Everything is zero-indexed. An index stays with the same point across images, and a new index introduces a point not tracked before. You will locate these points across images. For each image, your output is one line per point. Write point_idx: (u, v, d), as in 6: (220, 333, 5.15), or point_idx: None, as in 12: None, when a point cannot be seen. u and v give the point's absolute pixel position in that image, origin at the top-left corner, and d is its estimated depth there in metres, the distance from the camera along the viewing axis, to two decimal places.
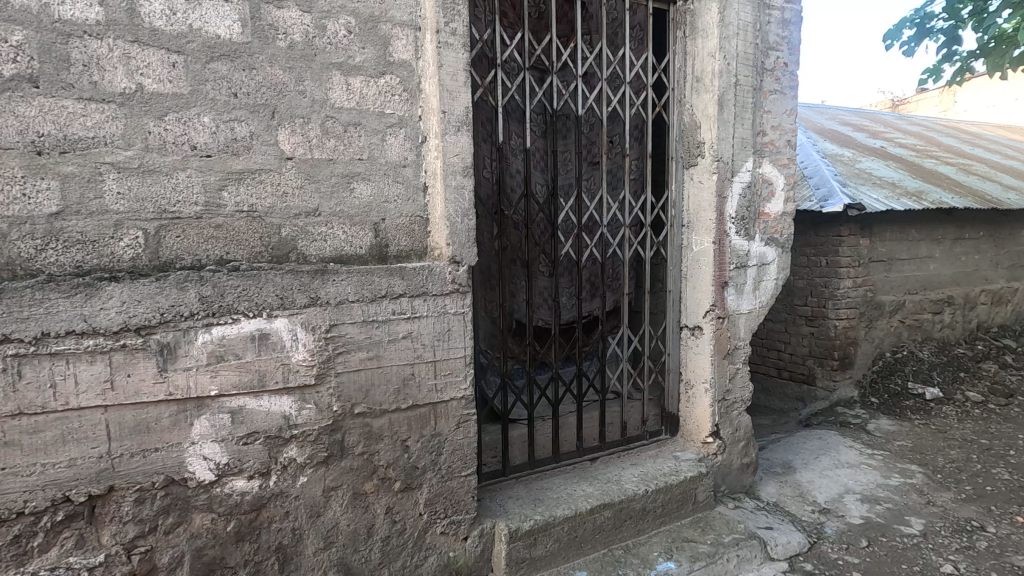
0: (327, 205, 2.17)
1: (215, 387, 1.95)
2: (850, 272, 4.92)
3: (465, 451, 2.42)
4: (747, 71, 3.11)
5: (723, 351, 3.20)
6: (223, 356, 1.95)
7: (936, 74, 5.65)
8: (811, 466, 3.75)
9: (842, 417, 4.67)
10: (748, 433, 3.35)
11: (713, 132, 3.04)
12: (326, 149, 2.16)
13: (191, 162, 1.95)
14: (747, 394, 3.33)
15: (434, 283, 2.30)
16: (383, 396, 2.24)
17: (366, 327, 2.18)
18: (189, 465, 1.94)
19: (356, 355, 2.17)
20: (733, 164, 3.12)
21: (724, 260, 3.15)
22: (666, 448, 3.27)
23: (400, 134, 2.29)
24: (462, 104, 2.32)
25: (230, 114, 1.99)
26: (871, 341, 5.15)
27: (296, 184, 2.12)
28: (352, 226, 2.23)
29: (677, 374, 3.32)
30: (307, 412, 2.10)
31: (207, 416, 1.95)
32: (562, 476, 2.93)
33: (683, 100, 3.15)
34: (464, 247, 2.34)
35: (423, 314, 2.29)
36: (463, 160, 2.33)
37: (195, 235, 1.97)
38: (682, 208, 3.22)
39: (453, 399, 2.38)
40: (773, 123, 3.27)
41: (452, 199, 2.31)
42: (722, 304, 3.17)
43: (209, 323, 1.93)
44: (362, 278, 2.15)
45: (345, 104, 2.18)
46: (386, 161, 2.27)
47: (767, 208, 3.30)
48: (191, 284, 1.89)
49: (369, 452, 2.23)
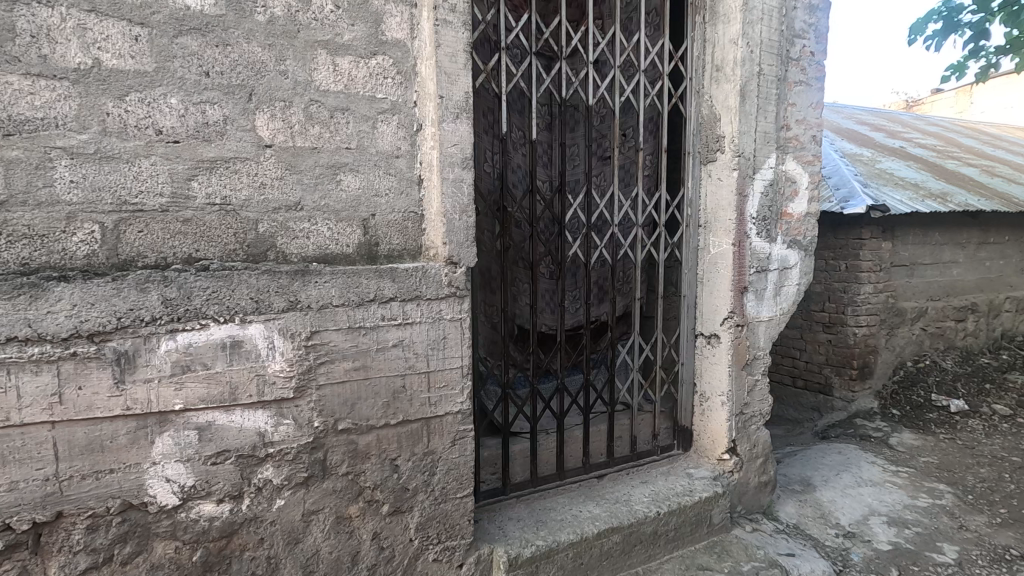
0: (310, 198, 1.96)
1: (179, 401, 1.74)
2: (871, 277, 4.68)
3: (461, 471, 2.21)
4: (772, 60, 2.88)
5: (742, 362, 2.97)
6: (188, 366, 1.74)
7: (960, 72, 5.39)
8: (832, 484, 3.52)
9: (862, 429, 4.42)
10: (767, 449, 3.12)
11: (734, 125, 2.82)
12: (309, 136, 1.95)
13: (156, 148, 1.74)
14: (767, 407, 3.11)
15: (429, 286, 2.08)
16: (370, 410, 2.02)
17: (351, 334, 1.96)
18: (149, 487, 1.73)
19: (340, 366, 1.95)
20: (754, 161, 2.89)
21: (744, 264, 2.92)
22: (678, 464, 3.06)
23: (393, 121, 2.08)
24: (462, 88, 2.10)
25: (201, 95, 1.78)
26: (891, 349, 4.91)
27: (276, 175, 1.91)
28: (338, 222, 2.02)
29: (691, 386, 3.11)
30: (284, 429, 1.89)
31: (170, 433, 1.74)
32: (566, 495, 2.72)
33: (700, 90, 2.93)
34: (462, 247, 2.13)
35: (416, 320, 2.07)
36: (462, 150, 2.11)
37: (159, 230, 1.76)
38: (698, 207, 3.00)
39: (449, 413, 2.16)
40: (798, 116, 3.04)
41: (449, 193, 2.10)
42: (741, 311, 2.95)
43: (174, 329, 1.72)
44: (348, 279, 1.94)
45: (331, 86, 1.97)
46: (377, 152, 2.06)
47: (790, 208, 3.07)
48: (153, 285, 1.68)
49: (354, 472, 2.02)
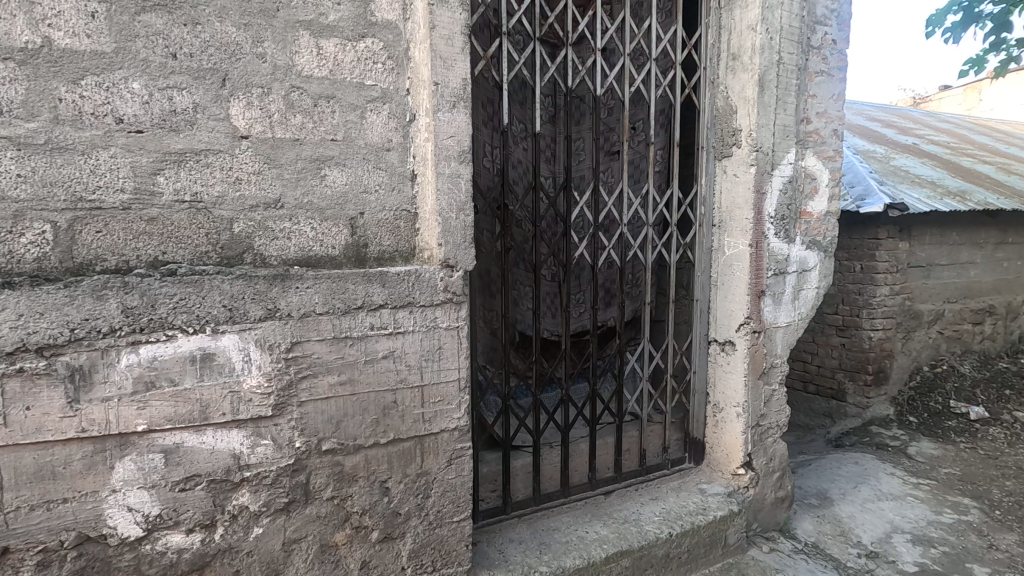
0: (291, 194, 1.78)
1: (142, 422, 1.56)
2: (887, 278, 4.49)
3: (458, 493, 2.02)
4: (792, 48, 2.69)
5: (758, 371, 2.79)
6: (152, 382, 1.56)
7: (979, 66, 5.20)
8: (850, 497, 3.34)
9: (878, 438, 4.24)
10: (784, 463, 2.95)
11: (751, 117, 2.63)
12: (290, 126, 1.77)
13: (116, 138, 1.55)
14: (784, 418, 2.93)
15: (423, 291, 1.90)
16: (357, 429, 1.83)
17: (337, 345, 1.78)
18: (108, 518, 1.55)
19: (324, 381, 1.77)
20: (773, 156, 2.71)
21: (762, 266, 2.73)
22: (690, 479, 2.88)
23: (383, 111, 1.90)
24: (459, 75, 1.91)
25: (167, 79, 1.60)
26: (907, 353, 4.72)
27: (253, 169, 1.72)
28: (323, 221, 1.83)
29: (703, 396, 2.93)
30: (262, 450, 1.71)
31: (132, 457, 1.56)
32: (572, 514, 2.54)
33: (715, 80, 2.75)
34: (459, 249, 1.95)
35: (408, 329, 1.89)
36: (458, 143, 1.93)
37: (121, 230, 1.58)
38: (712, 205, 2.81)
39: (444, 430, 1.98)
40: (819, 108, 2.85)
41: (445, 190, 1.92)
42: (759, 316, 2.76)
43: (135, 342, 1.53)
44: (333, 284, 1.76)
45: (314, 72, 1.79)
46: (366, 144, 1.88)
47: (809, 207, 2.89)
48: (112, 292, 1.50)
49: (341, 497, 1.83)
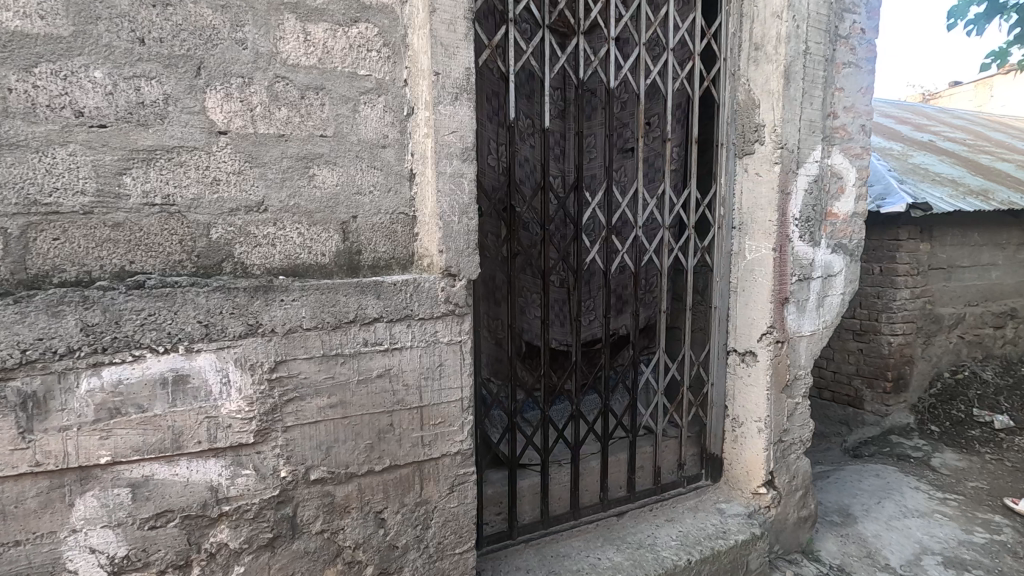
0: (276, 196, 1.60)
1: (106, 453, 1.38)
2: (907, 281, 4.31)
3: (461, 522, 1.85)
4: (819, 38, 2.50)
5: (781, 383, 2.62)
6: (118, 409, 1.39)
7: (1002, 58, 5.01)
8: (874, 514, 3.16)
9: (899, 448, 4.06)
10: (807, 481, 2.78)
11: (776, 112, 2.45)
12: (274, 120, 1.59)
13: (75, 133, 1.38)
14: (807, 433, 2.76)
15: (422, 303, 1.73)
16: (348, 455, 1.66)
17: (326, 364, 1.61)
18: (68, 562, 1.38)
19: (312, 404, 1.60)
20: (799, 153, 2.53)
21: (786, 271, 2.55)
22: (707, 498, 2.71)
23: (378, 104, 1.72)
24: (462, 64, 1.74)
25: (133, 67, 1.42)
26: (927, 359, 4.54)
27: (233, 168, 1.55)
28: (312, 226, 1.66)
29: (721, 410, 2.75)
30: (242, 482, 1.54)
31: (94, 493, 1.39)
32: (583, 539, 2.37)
33: (736, 72, 2.57)
34: (462, 255, 1.77)
35: (406, 345, 1.71)
36: (461, 138, 1.75)
37: (81, 237, 1.40)
38: (732, 206, 2.64)
39: (445, 455, 1.80)
40: (846, 102, 2.66)
41: (447, 191, 1.74)
42: (782, 325, 2.58)
43: (97, 364, 1.36)
44: (323, 296, 1.59)
45: (302, 60, 1.61)
46: (359, 140, 1.70)
47: (835, 207, 2.70)
48: (70, 307, 1.32)
49: (331, 530, 1.66)
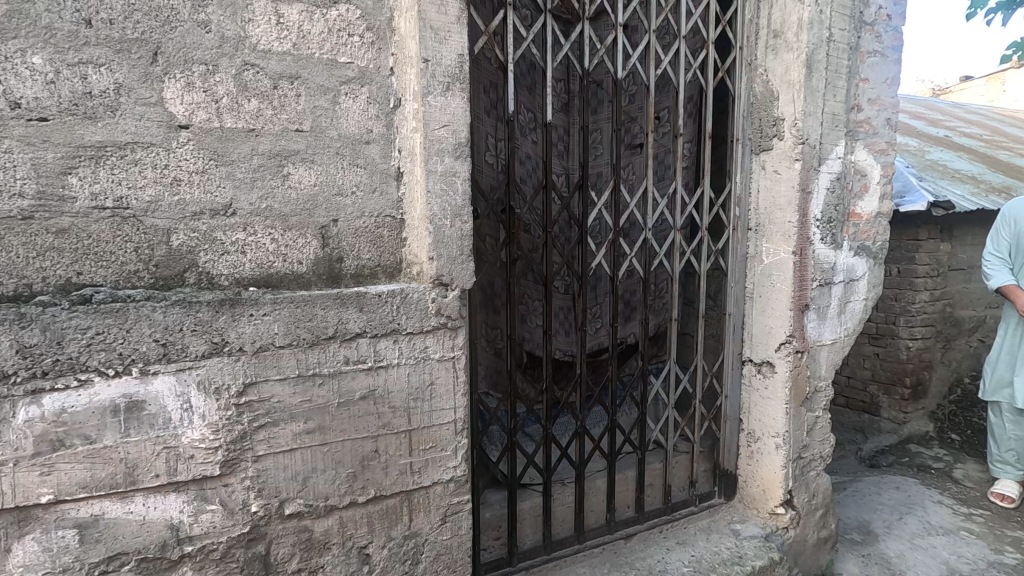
0: (246, 197, 1.44)
1: (49, 491, 1.22)
2: (926, 283, 4.13)
3: (455, 555, 1.68)
4: (843, 24, 2.32)
5: (801, 396, 2.44)
6: (61, 441, 1.22)
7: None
8: (896, 532, 2.98)
9: (919, 458, 3.89)
10: (827, 499, 2.61)
11: (797, 105, 2.27)
12: (243, 113, 1.42)
13: (11, 128, 1.21)
14: (828, 449, 2.58)
15: (409, 316, 1.55)
16: (327, 486, 1.49)
17: (302, 385, 1.44)
18: None
19: (286, 430, 1.43)
20: (821, 149, 2.35)
21: (807, 276, 2.37)
22: (720, 518, 2.54)
23: (361, 95, 1.55)
24: (454, 49, 1.56)
25: (79, 52, 1.25)
26: (946, 364, 4.36)
27: (196, 166, 1.38)
28: (287, 231, 1.49)
29: (735, 423, 2.58)
30: (208, 519, 1.37)
31: (35, 536, 1.22)
32: (588, 565, 2.20)
33: (753, 62, 2.39)
34: (455, 263, 1.60)
35: (392, 362, 1.54)
36: (454, 133, 1.58)
37: (19, 246, 1.23)
38: (748, 206, 2.46)
39: (437, 483, 1.64)
40: (871, 94, 2.48)
41: (439, 192, 1.57)
42: (802, 334, 2.41)
43: (37, 391, 1.20)
44: (299, 310, 1.42)
45: (274, 46, 1.44)
46: (339, 135, 1.53)
47: (859, 207, 2.52)
48: (4, 327, 1.16)
49: (310, 569, 1.50)
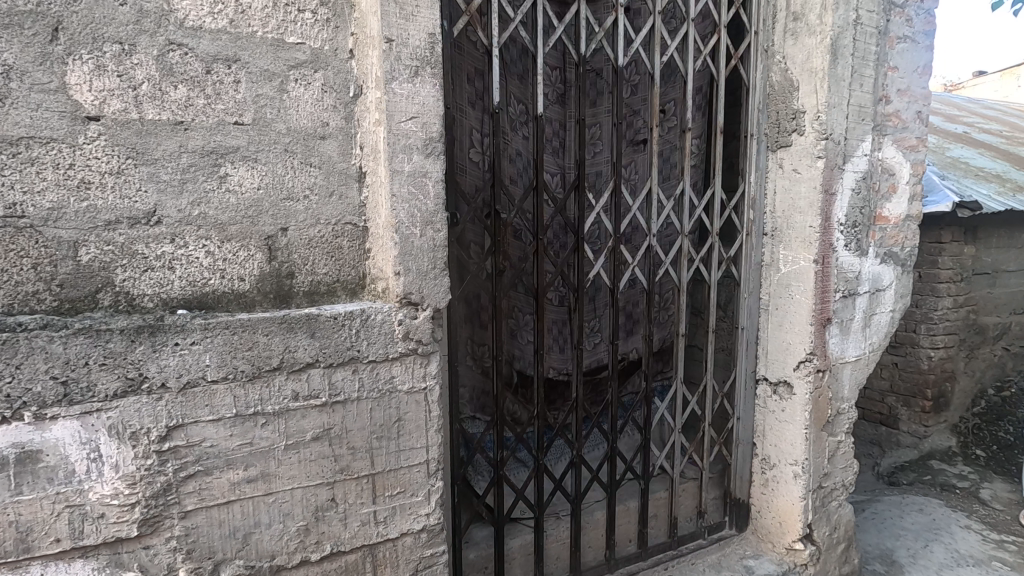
0: (173, 203, 1.21)
1: None
2: (949, 289, 3.88)
3: None
4: (872, 5, 2.07)
5: (822, 419, 2.21)
6: None
7: None
8: (922, 562, 2.74)
9: (942, 477, 3.64)
10: (849, 531, 2.37)
11: (820, 96, 2.03)
12: (169, 102, 1.19)
13: None
14: (850, 476, 2.35)
15: (371, 341, 1.33)
16: (274, 542, 1.27)
17: (241, 426, 1.22)
18: None
19: (222, 478, 1.21)
20: (845, 145, 2.10)
21: (829, 287, 2.13)
22: (731, 552, 2.30)
23: (314, 82, 1.32)
24: (424, 28, 1.33)
25: None
26: (969, 374, 4.10)
27: (110, 166, 1.15)
28: (226, 242, 1.26)
29: (748, 448, 2.34)
30: None
31: None
32: None
33: (769, 49, 2.15)
34: (427, 279, 1.37)
35: (352, 396, 1.32)
36: (424, 127, 1.35)
37: None
38: (763, 209, 2.22)
39: (406, 534, 1.41)
40: (901, 84, 2.23)
41: (405, 196, 1.34)
42: (823, 351, 2.17)
43: None
44: (237, 338, 1.20)
45: (205, 21, 1.21)
46: (288, 129, 1.30)
47: (886, 210, 2.27)
48: None
49: None
